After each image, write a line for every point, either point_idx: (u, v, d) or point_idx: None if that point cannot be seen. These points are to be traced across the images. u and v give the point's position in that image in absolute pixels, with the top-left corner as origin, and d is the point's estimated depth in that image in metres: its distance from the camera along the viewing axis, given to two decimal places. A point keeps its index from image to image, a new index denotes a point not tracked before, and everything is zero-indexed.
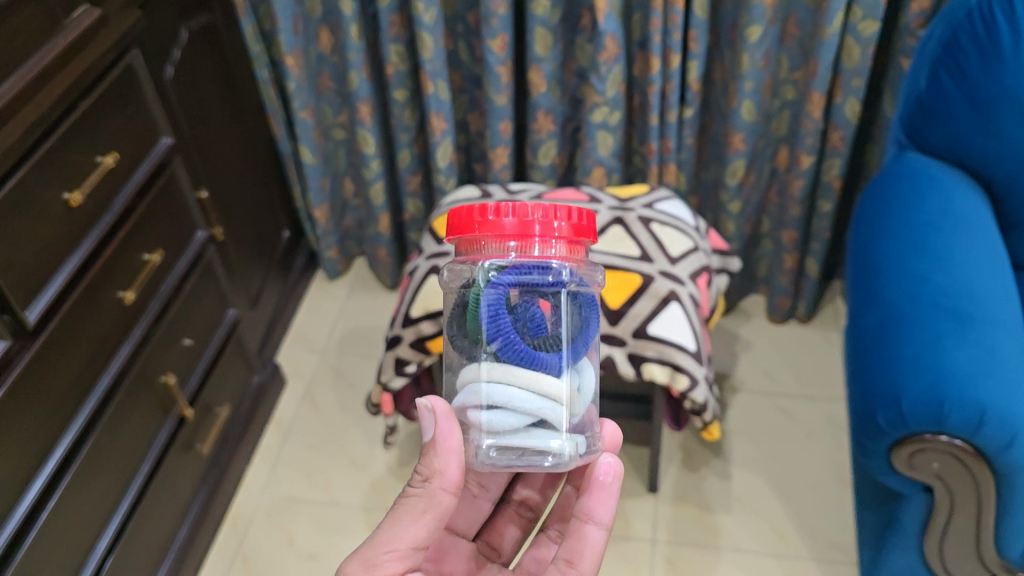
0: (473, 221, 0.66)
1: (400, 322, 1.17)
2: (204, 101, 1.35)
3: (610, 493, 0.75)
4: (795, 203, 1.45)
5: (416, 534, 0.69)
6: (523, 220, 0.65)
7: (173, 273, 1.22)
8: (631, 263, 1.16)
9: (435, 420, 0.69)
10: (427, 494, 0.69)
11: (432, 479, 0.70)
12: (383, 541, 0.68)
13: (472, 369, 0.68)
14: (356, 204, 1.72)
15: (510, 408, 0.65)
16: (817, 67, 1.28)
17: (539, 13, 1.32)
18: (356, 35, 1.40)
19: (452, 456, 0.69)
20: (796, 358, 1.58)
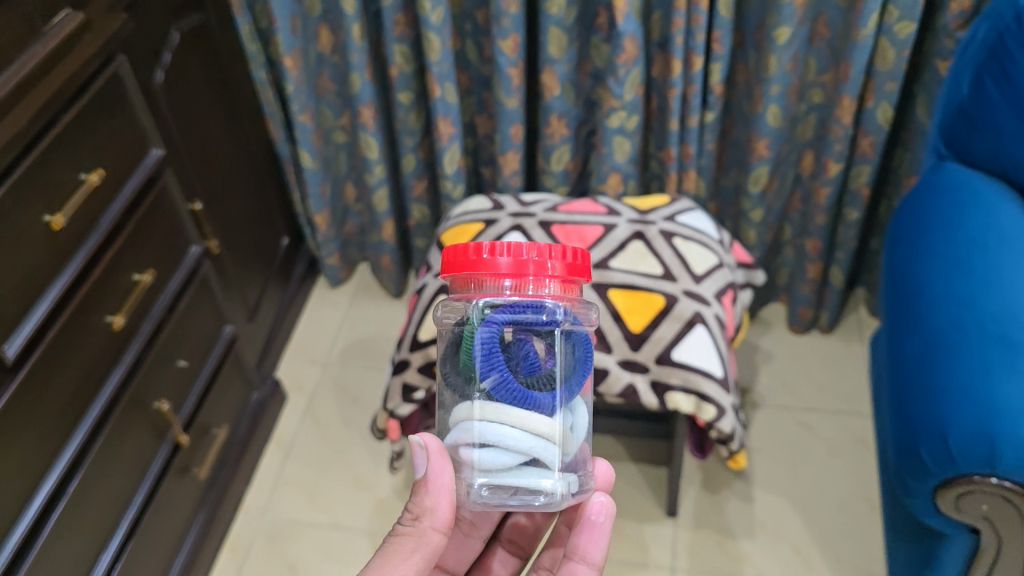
0: (468, 259, 0.67)
1: (408, 346, 1.11)
2: (195, 105, 1.27)
3: (602, 533, 0.78)
4: (821, 212, 1.37)
5: (406, 572, 0.70)
6: (517, 260, 0.66)
7: (165, 292, 1.14)
8: (653, 283, 1.09)
9: (426, 457, 0.72)
10: (417, 533, 0.72)
11: (423, 518, 0.72)
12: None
13: (465, 408, 0.68)
14: (358, 210, 1.65)
15: (503, 446, 0.66)
16: (849, 70, 1.20)
17: (554, 13, 1.24)
18: (359, 34, 1.32)
19: (443, 495, 0.72)
20: (819, 369, 1.51)
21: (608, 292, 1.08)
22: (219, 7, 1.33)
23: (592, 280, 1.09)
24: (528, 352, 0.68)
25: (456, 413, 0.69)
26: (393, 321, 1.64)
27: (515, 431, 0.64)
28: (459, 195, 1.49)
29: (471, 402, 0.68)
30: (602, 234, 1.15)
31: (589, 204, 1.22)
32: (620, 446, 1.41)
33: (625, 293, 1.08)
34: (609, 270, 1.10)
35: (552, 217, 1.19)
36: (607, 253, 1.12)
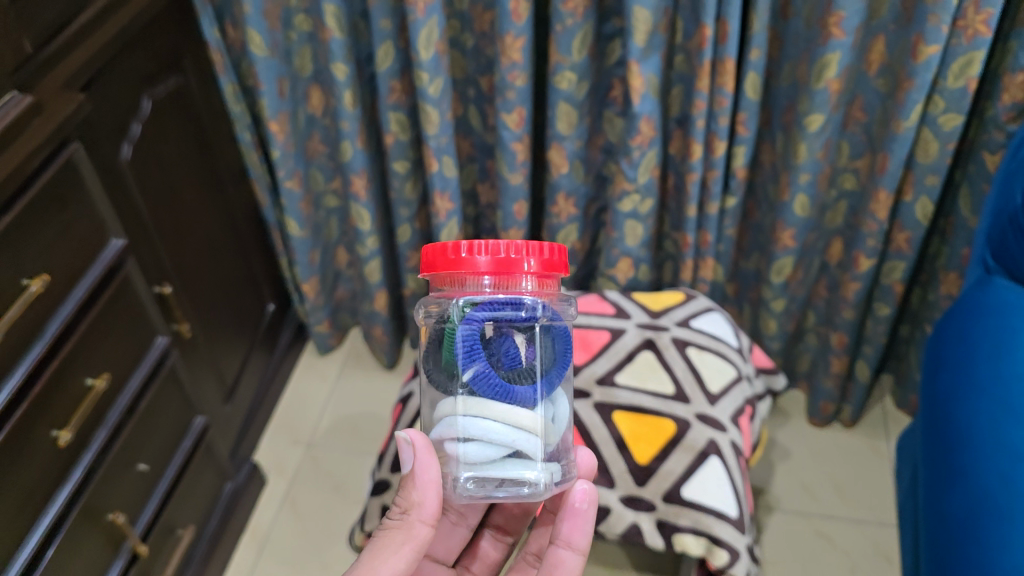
0: (449, 258, 0.68)
1: (389, 463, 1.02)
2: (170, 176, 1.17)
3: (585, 520, 0.76)
4: (849, 306, 1.25)
5: (396, 565, 0.69)
6: (496, 257, 0.68)
7: (125, 391, 1.03)
8: (663, 404, 0.97)
9: (412, 450, 0.70)
10: (406, 526, 0.70)
11: (411, 511, 0.71)
12: (365, 572, 0.68)
13: (449, 402, 0.69)
14: (350, 274, 1.55)
15: (487, 441, 0.67)
16: (887, 162, 1.09)
17: (563, 87, 1.13)
18: (351, 102, 1.21)
19: (430, 487, 0.70)
20: (841, 471, 1.38)
21: (612, 414, 0.97)
22: (199, 67, 1.22)
23: (595, 398, 0.98)
24: (509, 347, 0.70)
25: (439, 406, 0.70)
26: (382, 397, 1.53)
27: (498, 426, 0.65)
28: None
29: (454, 398, 0.69)
30: (608, 341, 1.04)
31: (596, 301, 1.11)
32: (621, 553, 1.29)
33: (632, 416, 0.97)
34: (614, 387, 0.99)
35: None
36: (613, 365, 1.01)
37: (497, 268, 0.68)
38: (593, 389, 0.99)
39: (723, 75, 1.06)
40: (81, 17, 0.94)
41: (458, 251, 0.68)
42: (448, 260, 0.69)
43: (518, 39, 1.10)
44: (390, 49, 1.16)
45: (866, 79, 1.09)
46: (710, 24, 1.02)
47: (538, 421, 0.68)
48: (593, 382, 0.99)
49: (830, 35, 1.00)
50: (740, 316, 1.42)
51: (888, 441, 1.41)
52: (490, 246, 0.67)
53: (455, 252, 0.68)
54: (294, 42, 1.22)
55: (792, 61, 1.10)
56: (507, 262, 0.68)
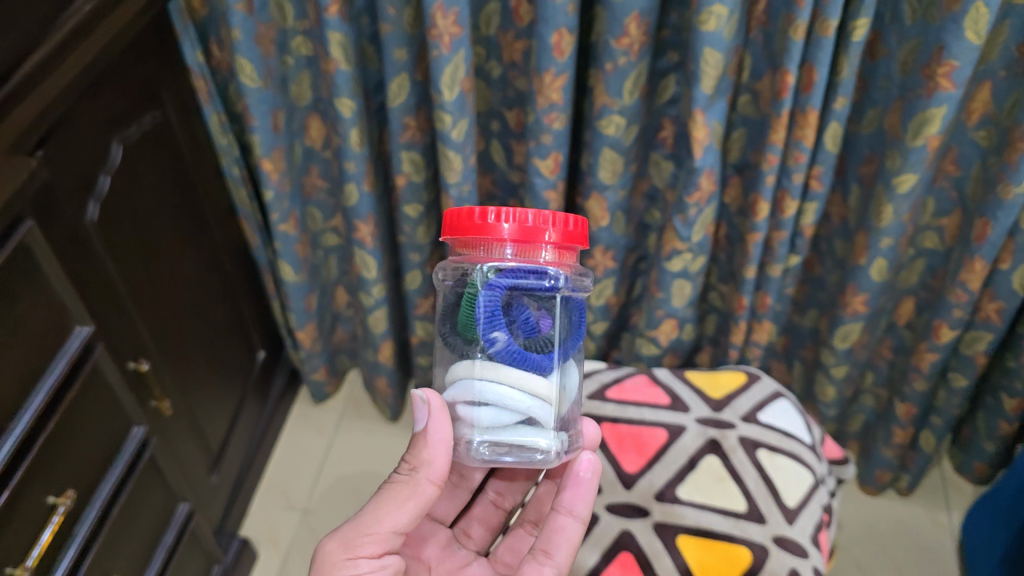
0: (473, 224, 0.64)
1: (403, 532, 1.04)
2: (150, 230, 0.99)
3: (587, 489, 0.71)
4: (922, 377, 1.11)
5: (398, 519, 0.66)
6: (522, 226, 0.63)
7: (95, 499, 0.87)
8: (735, 526, 0.83)
9: (425, 411, 0.67)
10: (412, 483, 0.68)
11: (418, 471, 0.68)
12: (366, 522, 0.66)
13: (466, 366, 0.67)
14: (350, 314, 1.39)
15: (502, 407, 0.65)
16: (987, 230, 0.93)
17: (609, 133, 0.96)
18: (358, 140, 1.03)
19: (441, 447, 0.67)
20: (898, 548, 1.25)
21: (676, 539, 0.82)
22: (181, 97, 1.04)
23: (655, 518, 0.84)
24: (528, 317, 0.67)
25: (455, 367, 0.68)
26: (388, 452, 1.38)
27: (515, 393, 0.64)
28: None
29: (471, 360, 0.67)
30: (665, 442, 0.89)
31: (647, 386, 0.96)
32: None
33: (700, 543, 0.82)
34: (677, 505, 0.84)
35: (600, 410, 0.92)
36: (673, 474, 0.87)
37: (521, 238, 0.63)
38: (653, 506, 0.84)
39: (804, 128, 0.90)
40: (35, 55, 0.75)
41: (480, 216, 0.63)
42: (470, 227, 0.64)
43: (558, 78, 0.93)
44: (404, 82, 0.98)
45: (964, 131, 0.94)
46: (794, 71, 0.85)
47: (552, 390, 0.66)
48: (650, 497, 0.85)
49: (936, 87, 0.84)
50: (789, 373, 1.28)
51: (949, 512, 1.28)
52: (515, 215, 0.63)
53: (477, 218, 0.63)
54: (290, 68, 1.05)
55: (878, 107, 0.94)
56: (533, 232, 0.63)
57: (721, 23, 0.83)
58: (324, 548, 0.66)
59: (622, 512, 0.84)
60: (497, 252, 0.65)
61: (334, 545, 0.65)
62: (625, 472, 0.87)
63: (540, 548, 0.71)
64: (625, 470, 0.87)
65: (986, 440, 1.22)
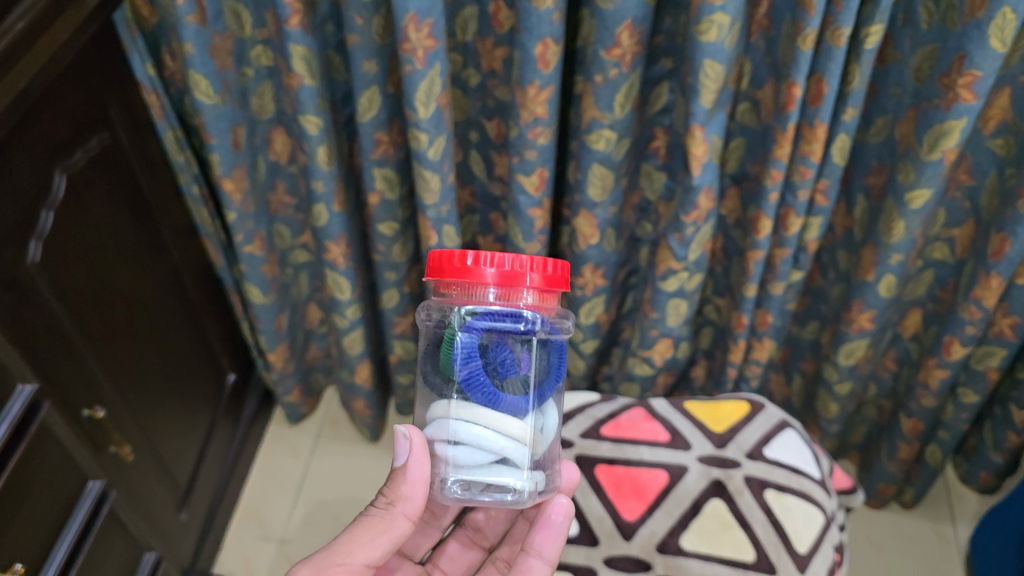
0: (452, 267, 0.58)
1: None
2: (99, 262, 0.90)
3: (558, 532, 0.68)
4: (930, 394, 1.05)
5: (371, 553, 0.59)
6: (503, 271, 0.57)
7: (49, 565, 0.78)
8: None
9: (406, 441, 0.61)
10: (388, 518, 0.61)
11: (396, 504, 0.61)
12: (338, 551, 0.58)
13: (442, 404, 0.60)
14: (324, 331, 1.32)
15: (476, 446, 0.58)
16: (1006, 246, 0.87)
17: (599, 148, 0.89)
18: (326, 158, 0.95)
19: (419, 481, 0.61)
20: (904, 565, 1.20)
21: None
22: (132, 114, 0.95)
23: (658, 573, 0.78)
24: (507, 359, 0.61)
25: (433, 404, 0.62)
26: (369, 475, 1.31)
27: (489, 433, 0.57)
28: None
29: (447, 399, 0.61)
30: (667, 485, 0.84)
31: (645, 422, 0.90)
32: None
33: None
34: (681, 556, 0.79)
35: (596, 450, 0.87)
36: (676, 521, 0.81)
37: (501, 284, 0.57)
38: (655, 559, 0.79)
39: (811, 142, 0.83)
40: None
41: (461, 260, 0.58)
42: (449, 270, 0.59)
43: (543, 90, 0.85)
44: (375, 95, 0.90)
45: (980, 139, 0.87)
46: (802, 83, 0.78)
47: (528, 430, 0.60)
48: (652, 549, 0.80)
49: (956, 98, 0.77)
50: (788, 385, 1.22)
51: (954, 525, 1.24)
52: (497, 258, 0.57)
53: (457, 261, 0.58)
54: (250, 80, 0.96)
55: (888, 115, 0.88)
56: (514, 276, 0.57)
57: (723, 32, 0.75)
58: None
59: (623, 567, 0.79)
60: (478, 296, 0.59)
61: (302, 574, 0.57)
62: (624, 521, 0.81)
63: None
64: (624, 518, 0.82)
65: (993, 451, 1.16)
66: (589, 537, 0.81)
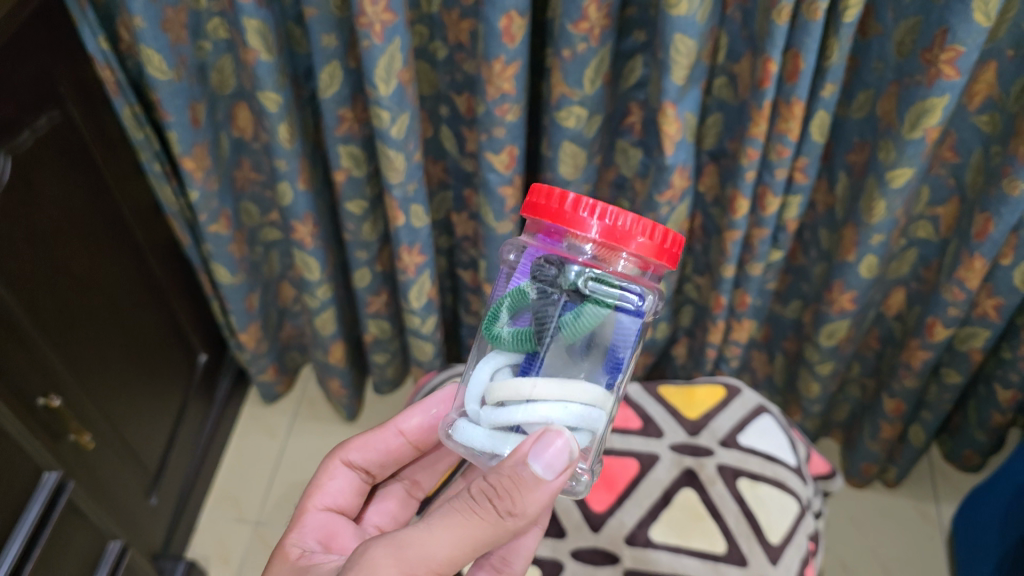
0: (553, 210, 0.52)
1: None
2: (52, 246, 0.86)
3: None
4: (912, 375, 1.03)
5: (467, 559, 0.51)
6: (613, 228, 0.51)
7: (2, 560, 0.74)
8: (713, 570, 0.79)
9: (561, 467, 0.48)
10: (499, 526, 0.51)
11: (512, 516, 0.51)
12: (433, 558, 0.50)
13: (588, 385, 0.51)
14: (298, 310, 1.31)
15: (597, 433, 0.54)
16: (989, 227, 0.84)
17: (569, 125, 0.86)
18: (288, 136, 0.92)
19: (550, 493, 0.50)
20: (885, 545, 1.19)
21: None
22: (84, 90, 0.91)
23: (626, 565, 0.80)
24: None
25: (546, 381, 0.50)
26: None
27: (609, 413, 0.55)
28: (429, 329, 1.11)
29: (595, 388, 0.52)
30: (637, 474, 0.86)
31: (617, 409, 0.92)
32: None
33: None
34: (649, 549, 0.81)
35: None
36: (645, 512, 0.83)
37: (610, 240, 0.51)
38: (623, 551, 0.81)
39: (788, 120, 0.79)
40: None
41: (568, 204, 0.51)
42: (552, 211, 0.52)
43: (509, 66, 0.81)
44: (336, 71, 0.86)
45: (965, 115, 0.83)
46: (778, 58, 0.74)
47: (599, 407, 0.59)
48: (620, 541, 0.81)
49: (938, 74, 0.73)
50: (770, 364, 1.20)
51: (937, 505, 1.22)
52: (611, 213, 0.51)
53: (564, 205, 0.51)
54: (208, 53, 0.93)
55: (870, 90, 0.84)
56: (621, 236, 0.51)
57: (694, 6, 0.71)
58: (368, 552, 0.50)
59: (589, 559, 0.81)
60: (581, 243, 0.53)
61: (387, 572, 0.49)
62: (592, 512, 0.83)
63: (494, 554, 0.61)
64: (593, 508, 0.84)
65: (977, 430, 1.14)
66: (556, 529, 0.82)
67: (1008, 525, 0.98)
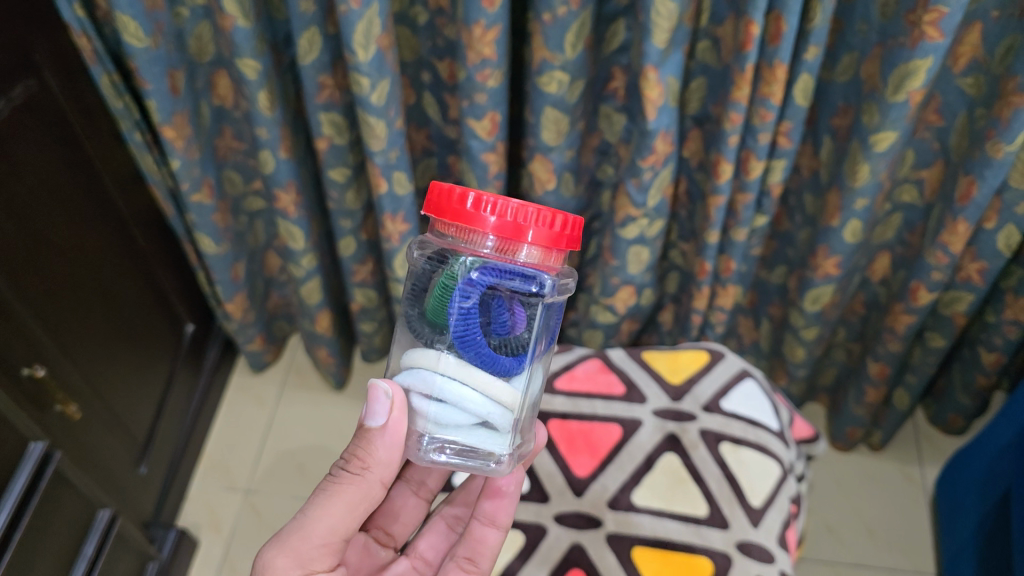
0: (452, 207, 0.51)
1: None
2: (33, 217, 0.85)
3: (511, 501, 0.66)
4: (897, 339, 1.03)
5: (347, 525, 0.55)
6: (507, 221, 0.51)
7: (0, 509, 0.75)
8: (695, 534, 0.80)
9: (389, 407, 0.54)
10: (361, 484, 0.55)
11: (370, 470, 0.55)
12: (315, 528, 0.53)
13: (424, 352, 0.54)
14: (284, 279, 1.31)
15: (461, 408, 0.52)
16: (973, 189, 0.84)
17: (551, 90, 0.85)
18: (268, 103, 0.91)
19: (396, 443, 0.55)
20: (870, 508, 1.20)
21: (632, 550, 0.79)
22: (61, 58, 0.90)
23: (609, 528, 0.81)
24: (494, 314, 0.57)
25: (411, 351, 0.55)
26: (338, 421, 1.31)
27: (475, 395, 0.52)
28: None
29: (435, 351, 0.54)
30: (620, 439, 0.87)
31: (601, 374, 0.93)
32: None
33: (657, 554, 0.79)
34: (632, 512, 0.82)
35: (549, 405, 0.90)
36: (628, 476, 0.85)
37: (510, 236, 0.51)
38: (606, 514, 0.82)
39: (771, 84, 0.79)
40: None
41: (471, 205, 0.51)
42: (448, 208, 0.52)
43: (490, 30, 0.80)
44: (315, 37, 0.85)
45: (949, 78, 0.82)
46: (759, 21, 0.73)
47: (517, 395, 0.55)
48: (603, 505, 0.82)
49: (922, 36, 0.72)
50: (756, 330, 1.21)
51: (921, 467, 1.23)
52: (504, 205, 0.51)
53: (459, 200, 0.51)
54: (185, 20, 0.92)
55: (854, 52, 0.84)
56: (516, 229, 0.51)
57: None
58: (263, 567, 0.52)
59: (573, 523, 0.81)
60: (475, 244, 0.53)
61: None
62: (575, 476, 0.85)
63: (462, 555, 0.65)
64: (576, 473, 0.85)
65: (961, 392, 1.15)
66: (539, 494, 0.84)
67: (989, 486, 0.99)
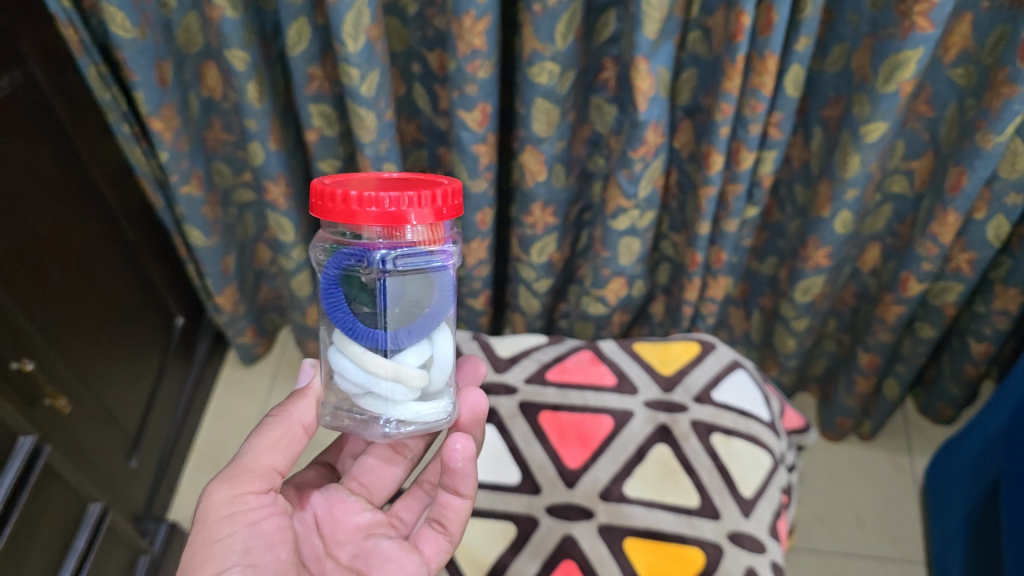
0: (334, 207, 0.50)
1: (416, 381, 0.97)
2: (19, 210, 0.84)
3: (465, 473, 0.62)
4: (887, 329, 1.03)
5: (273, 457, 0.58)
6: (390, 211, 0.50)
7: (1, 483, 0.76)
8: (687, 524, 0.81)
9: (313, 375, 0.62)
10: (283, 421, 0.59)
11: (292, 410, 0.60)
12: (243, 459, 0.57)
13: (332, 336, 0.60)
14: (275, 272, 1.31)
15: (345, 376, 0.56)
16: (963, 180, 0.84)
17: (542, 81, 0.84)
18: (257, 95, 0.90)
19: (308, 397, 0.60)
20: (860, 496, 1.20)
21: (624, 541, 0.80)
22: (47, 50, 0.89)
23: (600, 520, 0.81)
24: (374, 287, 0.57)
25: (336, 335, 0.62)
26: None
27: (348, 365, 0.55)
28: None
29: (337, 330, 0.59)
30: (612, 430, 0.87)
31: (592, 366, 0.93)
32: None
33: (648, 545, 0.79)
34: (623, 503, 0.82)
35: (540, 397, 0.90)
36: (620, 468, 0.85)
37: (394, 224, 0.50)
38: (598, 506, 0.82)
39: (762, 74, 0.79)
40: None
41: (353, 201, 0.50)
42: (331, 208, 0.51)
43: (479, 21, 0.80)
44: (304, 27, 0.85)
45: (939, 69, 0.82)
46: (750, 11, 0.73)
47: (396, 364, 0.54)
48: (595, 496, 0.82)
49: (912, 27, 0.73)
50: (746, 321, 1.21)
51: (911, 456, 1.24)
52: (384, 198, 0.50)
53: (341, 203, 0.50)
54: (172, 11, 0.91)
55: (845, 43, 0.84)
56: (400, 215, 0.50)
57: None
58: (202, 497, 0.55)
59: (564, 514, 0.82)
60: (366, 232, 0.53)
61: (220, 495, 0.55)
62: (567, 468, 0.85)
63: (433, 518, 0.65)
64: (567, 464, 0.85)
65: (950, 381, 1.15)
66: (531, 485, 0.84)
67: (978, 475, 1.00)
